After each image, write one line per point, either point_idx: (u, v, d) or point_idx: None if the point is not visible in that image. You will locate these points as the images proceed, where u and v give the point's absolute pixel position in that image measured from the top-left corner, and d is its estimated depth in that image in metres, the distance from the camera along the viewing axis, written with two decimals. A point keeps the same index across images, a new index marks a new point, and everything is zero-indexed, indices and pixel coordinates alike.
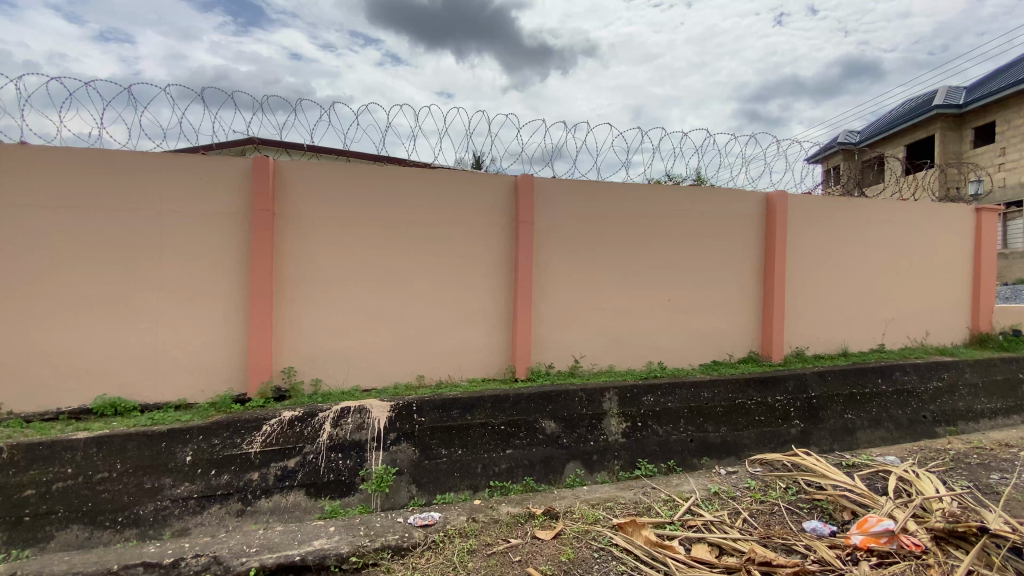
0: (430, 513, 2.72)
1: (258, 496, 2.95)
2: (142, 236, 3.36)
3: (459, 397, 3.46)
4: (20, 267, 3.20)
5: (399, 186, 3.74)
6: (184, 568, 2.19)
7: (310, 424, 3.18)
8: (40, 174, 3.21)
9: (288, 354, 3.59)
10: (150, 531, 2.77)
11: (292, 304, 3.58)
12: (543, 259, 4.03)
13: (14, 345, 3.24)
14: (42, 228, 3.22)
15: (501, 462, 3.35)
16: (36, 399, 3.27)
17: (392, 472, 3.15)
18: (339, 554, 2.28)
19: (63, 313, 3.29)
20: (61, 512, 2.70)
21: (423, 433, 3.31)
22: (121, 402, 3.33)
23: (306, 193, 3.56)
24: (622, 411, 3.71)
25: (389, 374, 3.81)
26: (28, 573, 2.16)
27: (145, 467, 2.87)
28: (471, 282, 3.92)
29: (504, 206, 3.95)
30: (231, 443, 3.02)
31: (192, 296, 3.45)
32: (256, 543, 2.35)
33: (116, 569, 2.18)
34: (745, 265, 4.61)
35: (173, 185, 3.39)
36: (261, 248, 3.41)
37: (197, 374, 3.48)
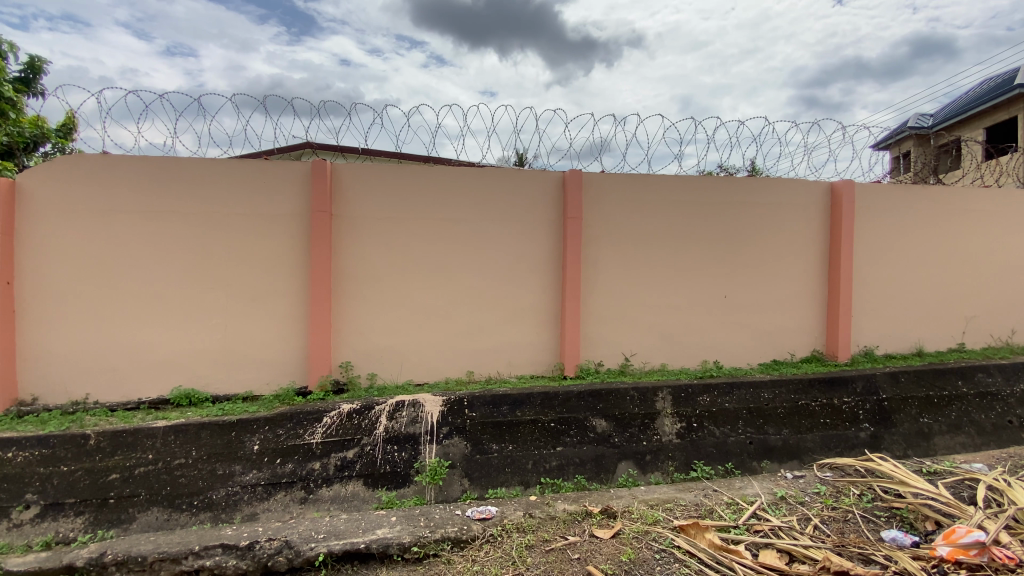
0: (487, 507, 2.73)
1: (319, 484, 3.08)
2: (212, 238, 3.57)
3: (509, 393, 3.47)
4: (106, 267, 3.48)
5: (449, 185, 3.78)
6: (259, 550, 2.31)
7: (367, 416, 3.28)
8: (122, 181, 3.46)
9: (345, 349, 3.72)
10: (222, 514, 2.95)
11: (348, 301, 3.70)
12: (593, 255, 3.97)
13: (102, 340, 3.52)
14: (125, 231, 3.48)
15: (552, 460, 3.33)
16: (121, 389, 3.55)
17: (446, 465, 3.21)
18: (402, 543, 2.33)
19: (143, 311, 3.54)
20: (142, 495, 2.92)
21: (474, 427, 3.34)
22: (194, 392, 3.56)
23: (361, 194, 3.67)
24: (677, 410, 3.61)
25: (440, 370, 3.87)
26: (121, 549, 2.34)
27: (217, 454, 3.04)
28: (520, 279, 3.92)
29: (552, 202, 3.92)
30: (295, 434, 3.16)
31: (256, 294, 3.63)
32: (323, 529, 2.45)
33: (198, 549, 2.32)
34: (807, 259, 4.37)
35: (239, 189, 3.58)
36: (319, 248, 3.55)
37: (262, 367, 3.67)
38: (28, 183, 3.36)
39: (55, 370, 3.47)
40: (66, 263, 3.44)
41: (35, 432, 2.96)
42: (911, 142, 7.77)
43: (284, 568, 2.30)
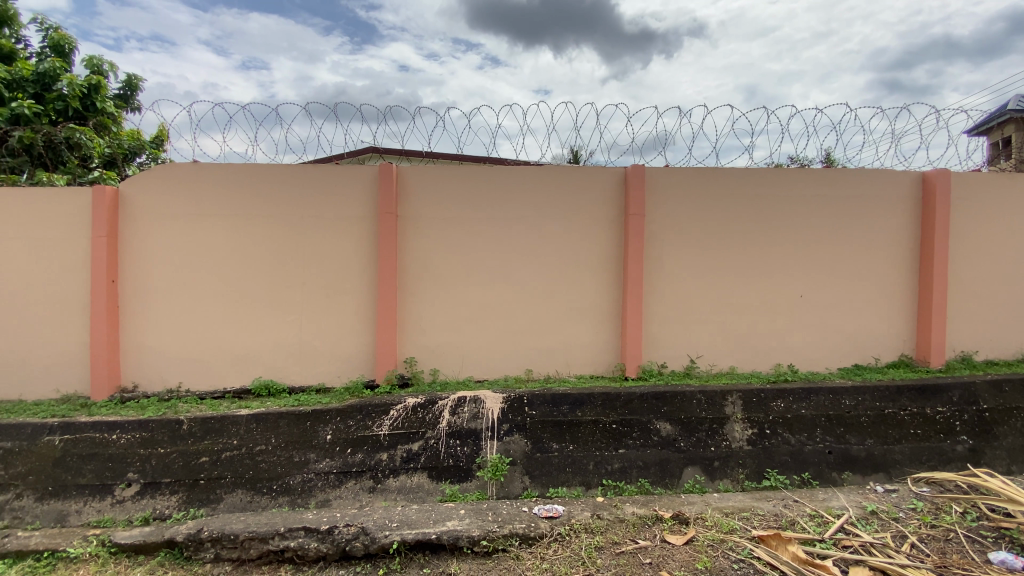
0: (553, 506, 2.72)
1: (387, 474, 3.20)
2: (287, 239, 3.78)
3: (569, 393, 3.42)
4: (196, 267, 3.78)
5: (510, 183, 3.79)
6: (338, 535, 2.42)
7: (431, 410, 3.35)
8: (209, 186, 3.74)
9: (409, 345, 3.83)
10: (298, 499, 3.12)
11: (412, 298, 3.81)
12: (657, 252, 3.86)
13: (191, 333, 3.82)
14: (212, 233, 3.77)
15: (614, 462, 3.27)
16: (209, 380, 3.83)
17: (507, 462, 3.23)
18: (471, 536, 2.38)
19: (228, 307, 3.81)
20: (228, 478, 3.14)
21: (534, 425, 3.34)
22: (273, 384, 3.79)
23: (424, 195, 3.76)
24: (748, 416, 3.43)
25: (501, 367, 3.90)
26: (215, 527, 2.52)
27: (294, 442, 3.22)
28: (581, 277, 3.87)
29: (614, 198, 3.85)
30: (364, 425, 3.28)
31: (328, 292, 3.82)
32: (396, 518, 2.53)
33: (283, 531, 2.47)
34: (894, 256, 4.04)
35: (311, 192, 3.77)
36: (386, 248, 3.68)
37: (333, 362, 3.85)
38: (131, 191, 3.71)
39: (152, 361, 3.81)
40: (163, 263, 3.76)
41: (136, 416, 3.26)
42: (1013, 125, 6.99)
43: (361, 553, 2.40)
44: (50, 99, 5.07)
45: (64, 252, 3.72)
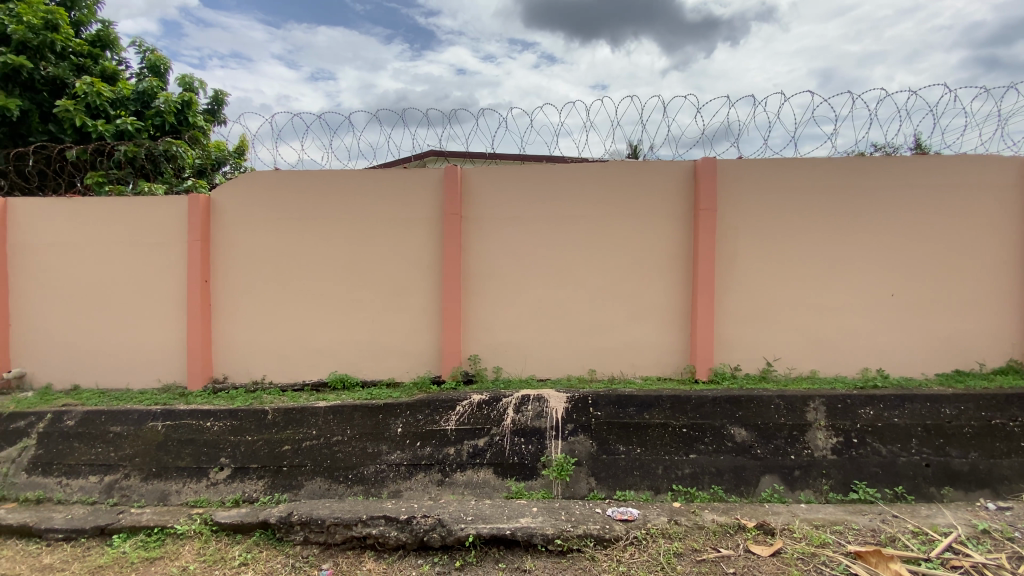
0: (628, 509, 2.68)
1: (454, 469, 3.25)
2: (359, 240, 3.95)
3: (636, 394, 3.35)
4: (277, 267, 4.03)
5: (574, 181, 3.76)
6: (416, 525, 2.50)
7: (496, 407, 3.41)
8: (289, 191, 3.98)
9: (474, 343, 3.90)
10: (371, 488, 3.22)
11: (477, 297, 3.87)
12: (729, 248, 3.69)
13: (273, 330, 4.08)
14: (292, 236, 4.01)
15: (684, 467, 3.15)
16: (289, 373, 4.08)
17: (572, 462, 3.20)
18: (545, 534, 2.39)
19: (306, 305, 4.04)
20: (308, 466, 3.32)
21: (599, 426, 3.28)
22: (347, 378, 3.98)
23: (487, 196, 3.81)
24: (832, 423, 3.21)
25: (565, 366, 3.88)
26: (303, 511, 2.68)
27: (367, 434, 3.37)
28: (648, 275, 3.77)
29: (682, 194, 3.72)
30: (432, 419, 3.38)
31: (396, 290, 3.95)
32: (471, 512, 2.59)
33: (365, 518, 2.59)
34: (1003, 250, 3.64)
35: (381, 195, 3.91)
36: (452, 248, 3.76)
37: (401, 358, 3.98)
38: (221, 198, 4.01)
39: (239, 355, 4.10)
40: (249, 264, 4.04)
41: (228, 406, 3.54)
42: None
43: (438, 544, 2.47)
44: (150, 115, 5.57)
45: (166, 255, 4.09)
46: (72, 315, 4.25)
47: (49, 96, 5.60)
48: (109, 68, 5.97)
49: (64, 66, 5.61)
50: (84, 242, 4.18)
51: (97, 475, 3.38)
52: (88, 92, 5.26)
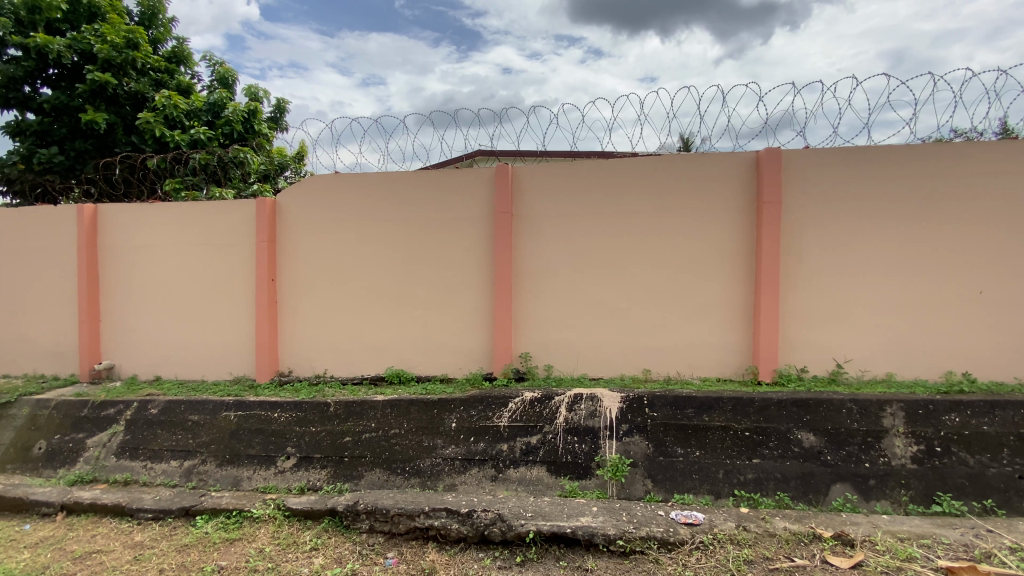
0: (691, 512, 2.62)
1: (508, 465, 3.26)
2: (414, 239, 4.05)
3: (694, 395, 3.25)
4: (336, 266, 4.19)
5: (628, 176, 3.68)
6: (478, 519, 2.54)
7: (548, 405, 3.40)
8: (347, 192, 4.13)
9: (526, 341, 3.90)
10: (427, 481, 3.29)
11: (529, 295, 3.87)
12: (794, 244, 3.51)
13: (333, 326, 4.25)
14: (350, 235, 4.15)
15: (747, 472, 3.02)
16: (348, 368, 4.24)
17: (628, 463, 3.13)
18: (607, 534, 2.37)
19: (363, 302, 4.18)
20: (368, 457, 3.43)
21: (656, 428, 3.20)
22: (403, 373, 4.09)
23: (539, 194, 3.81)
24: (912, 430, 2.98)
25: (618, 365, 3.81)
26: (368, 501, 2.77)
27: (423, 428, 3.45)
28: (706, 271, 3.64)
29: (743, 187, 3.57)
30: (485, 416, 3.42)
31: (449, 288, 4.02)
32: (530, 508, 2.60)
33: (426, 509, 2.65)
34: None
35: (434, 195, 3.99)
36: (504, 246, 3.79)
37: (454, 354, 4.05)
38: (285, 200, 4.22)
39: (302, 350, 4.30)
40: (310, 263, 4.23)
41: (293, 399, 3.74)
42: None
43: (499, 538, 2.50)
44: (220, 125, 5.95)
45: (235, 255, 4.35)
46: (153, 311, 4.60)
47: (131, 109, 6.10)
48: (183, 81, 6.40)
49: (144, 80, 6.07)
50: (164, 244, 4.51)
51: (178, 460, 3.63)
52: (166, 105, 5.67)
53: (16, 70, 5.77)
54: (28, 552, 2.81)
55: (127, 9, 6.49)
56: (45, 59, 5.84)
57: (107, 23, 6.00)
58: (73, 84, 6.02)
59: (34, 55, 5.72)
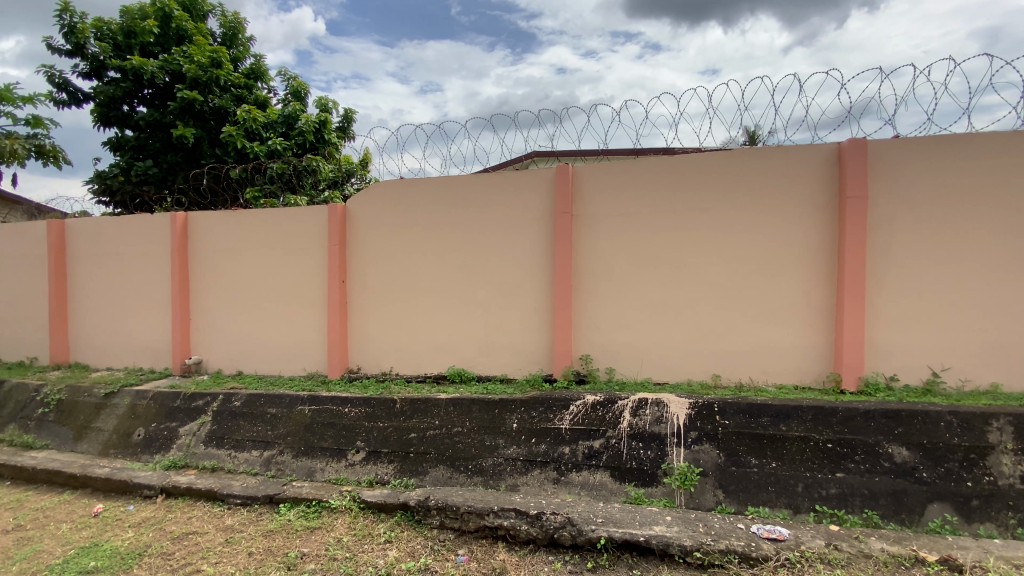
0: (774, 527, 2.51)
1: (570, 468, 3.21)
2: (474, 242, 4.11)
3: (769, 403, 3.09)
4: (401, 268, 4.33)
5: (694, 173, 3.56)
6: (547, 521, 2.54)
7: (611, 409, 3.34)
8: (412, 196, 4.26)
9: (587, 343, 3.86)
10: (490, 480, 3.29)
11: (590, 296, 3.83)
12: (881, 241, 3.25)
13: (398, 326, 4.39)
14: (413, 238, 4.28)
15: (830, 486, 2.81)
16: (412, 367, 4.37)
17: (697, 472, 2.99)
18: (683, 545, 2.30)
19: (426, 303, 4.29)
20: (432, 453, 3.50)
21: (728, 436, 3.05)
22: (464, 372, 4.16)
23: (600, 194, 3.76)
24: (1022, 447, 2.69)
25: (684, 370, 3.68)
26: (439, 497, 2.85)
27: (486, 427, 3.50)
28: (781, 271, 3.44)
29: (821, 182, 3.35)
30: (546, 417, 3.41)
31: (510, 290, 4.04)
32: (601, 514, 2.57)
33: (495, 509, 2.68)
34: None
35: (494, 197, 4.03)
36: (564, 247, 3.76)
37: (514, 355, 4.06)
38: (354, 205, 4.42)
39: (369, 349, 4.48)
40: (376, 265, 4.40)
41: (362, 395, 3.91)
42: None
43: (569, 542, 2.48)
44: (294, 135, 6.31)
45: (309, 259, 4.60)
46: (235, 311, 4.94)
47: (215, 124, 6.60)
48: (260, 95, 6.85)
49: (226, 96, 6.55)
50: (245, 247, 4.84)
51: (258, 450, 3.87)
52: (246, 119, 6.11)
53: (117, 92, 6.40)
54: (133, 531, 3.10)
55: (211, 31, 7.04)
56: (141, 80, 6.44)
57: (194, 44, 6.54)
58: (164, 102, 6.59)
59: (131, 76, 6.34)
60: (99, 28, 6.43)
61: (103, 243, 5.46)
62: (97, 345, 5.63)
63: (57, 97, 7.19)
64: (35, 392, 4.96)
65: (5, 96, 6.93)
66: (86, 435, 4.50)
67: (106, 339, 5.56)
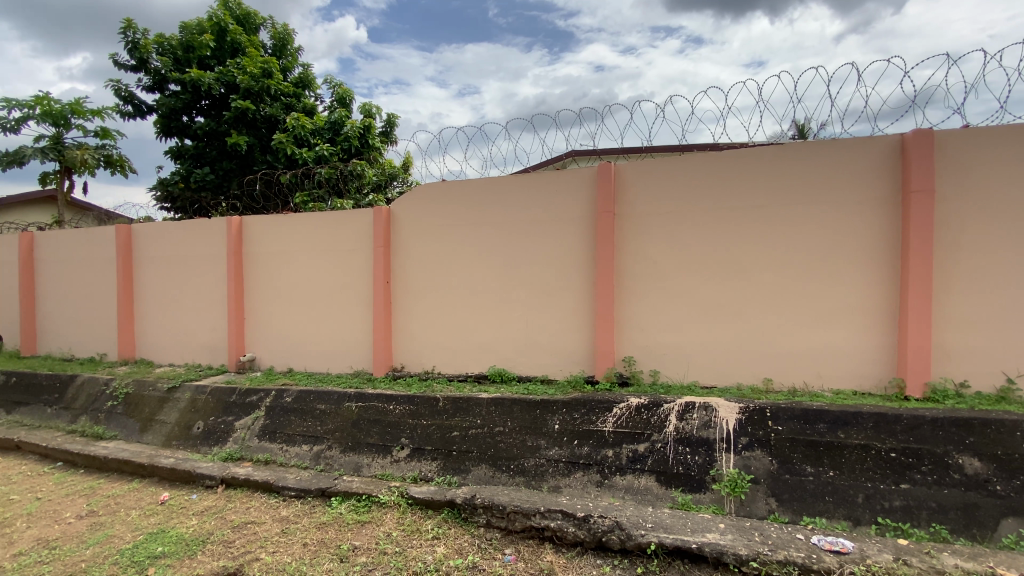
0: (837, 539, 2.42)
1: (614, 472, 3.16)
2: (516, 242, 4.12)
3: (825, 409, 2.95)
4: (443, 269, 4.40)
5: (743, 169, 3.45)
6: (595, 524, 2.52)
7: (656, 413, 3.27)
8: (453, 198, 4.32)
9: (630, 344, 3.80)
10: (532, 481, 3.29)
11: (633, 297, 3.77)
12: (949, 239, 3.05)
13: (441, 326, 4.45)
14: (455, 239, 4.34)
15: (893, 498, 2.65)
16: (454, 367, 4.42)
17: (747, 479, 2.89)
18: (738, 554, 2.24)
19: (467, 303, 4.34)
20: (475, 452, 3.53)
21: (780, 443, 2.93)
22: (505, 372, 4.18)
23: (643, 193, 3.70)
24: None
25: (732, 373, 3.57)
26: (485, 497, 2.87)
27: (527, 428, 3.50)
28: (838, 270, 3.28)
29: (881, 177, 3.18)
30: (589, 419, 3.39)
31: (551, 290, 4.03)
32: (650, 519, 2.53)
33: (542, 510, 2.68)
34: None
35: (535, 198, 4.03)
36: (607, 247, 3.72)
37: (556, 356, 4.05)
38: (397, 207, 4.52)
39: (412, 348, 4.57)
40: (419, 267, 4.49)
41: (406, 393, 4.00)
42: None
43: (617, 546, 2.46)
44: (341, 141, 6.53)
45: (355, 260, 4.74)
46: (286, 311, 5.15)
47: (266, 131, 6.90)
48: (308, 103, 7.12)
49: (276, 105, 6.83)
50: (295, 250, 5.04)
51: (308, 444, 4.02)
52: (295, 126, 6.36)
53: (177, 103, 6.80)
54: (197, 519, 3.28)
55: (262, 43, 7.37)
56: (199, 92, 6.81)
57: (247, 56, 6.87)
58: (220, 112, 6.95)
59: (190, 88, 6.72)
60: (161, 43, 6.84)
61: (166, 246, 5.80)
62: (160, 342, 5.98)
63: (123, 109, 7.71)
64: (105, 386, 5.32)
65: (77, 110, 7.48)
66: (150, 427, 4.79)
67: (168, 337, 5.91)
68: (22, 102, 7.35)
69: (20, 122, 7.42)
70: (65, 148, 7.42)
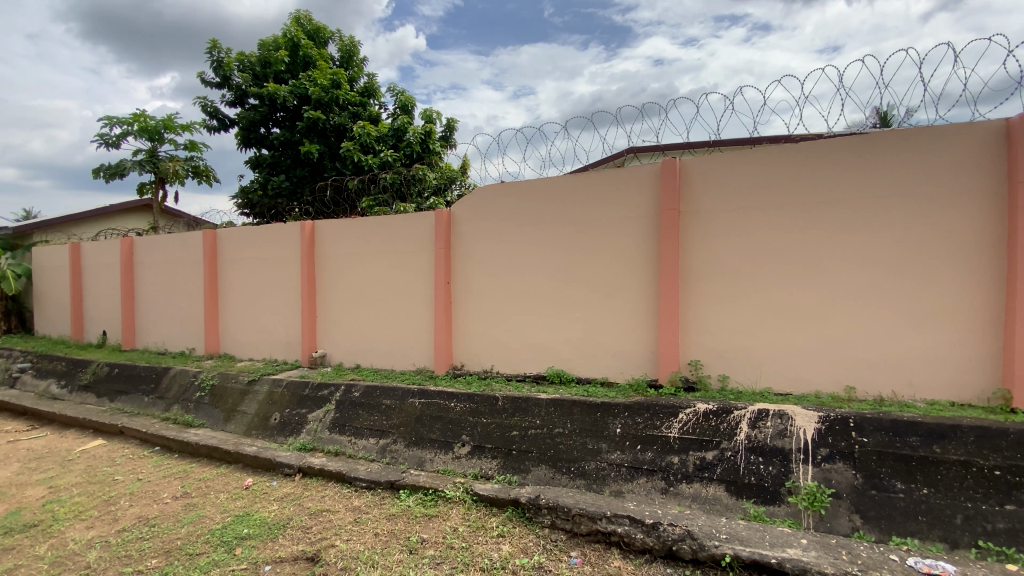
0: (937, 562, 2.23)
1: (679, 479, 3.07)
2: (576, 243, 4.09)
3: (918, 421, 2.71)
4: (503, 270, 4.44)
5: (821, 162, 3.24)
6: (664, 532, 2.46)
7: (726, 419, 3.14)
8: (514, 199, 4.35)
9: (696, 348, 3.67)
10: (593, 484, 3.26)
11: (699, 298, 3.64)
12: None
13: (500, 326, 4.50)
14: (515, 240, 4.36)
15: (998, 520, 2.39)
16: (513, 367, 4.45)
17: (828, 493, 2.70)
18: (823, 572, 2.11)
19: (527, 304, 4.36)
20: (534, 453, 3.54)
21: (866, 456, 2.73)
22: (564, 373, 4.16)
23: (710, 191, 3.56)
24: None
25: (808, 380, 3.36)
26: (550, 498, 2.87)
27: (588, 430, 3.47)
28: (931, 270, 3.01)
29: (984, 167, 2.87)
30: (653, 424, 3.30)
31: (612, 291, 3.96)
32: (724, 529, 2.43)
33: (608, 514, 2.65)
34: None
35: (596, 197, 3.98)
36: (671, 247, 3.61)
37: (617, 358, 3.98)
38: (458, 209, 4.62)
39: (472, 347, 4.65)
40: (479, 267, 4.56)
41: (467, 391, 4.08)
42: None
43: (688, 556, 2.39)
44: (404, 146, 6.79)
45: (418, 261, 4.89)
46: (354, 310, 5.40)
47: (335, 139, 7.28)
48: (373, 111, 7.44)
49: (344, 114, 7.18)
50: (362, 252, 5.28)
51: (375, 437, 4.19)
52: (362, 134, 6.65)
53: (256, 116, 7.30)
54: (277, 504, 3.52)
55: (331, 55, 7.77)
56: (275, 104, 7.30)
57: (318, 69, 7.28)
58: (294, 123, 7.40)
59: (268, 101, 7.20)
60: (242, 61, 7.38)
61: (246, 249, 6.25)
62: (241, 339, 6.46)
63: (209, 124, 8.40)
64: (194, 377, 5.82)
65: (169, 126, 8.22)
66: (234, 417, 5.18)
67: (248, 334, 6.36)
68: (124, 120, 8.19)
69: (123, 138, 8.25)
70: (160, 161, 8.19)
